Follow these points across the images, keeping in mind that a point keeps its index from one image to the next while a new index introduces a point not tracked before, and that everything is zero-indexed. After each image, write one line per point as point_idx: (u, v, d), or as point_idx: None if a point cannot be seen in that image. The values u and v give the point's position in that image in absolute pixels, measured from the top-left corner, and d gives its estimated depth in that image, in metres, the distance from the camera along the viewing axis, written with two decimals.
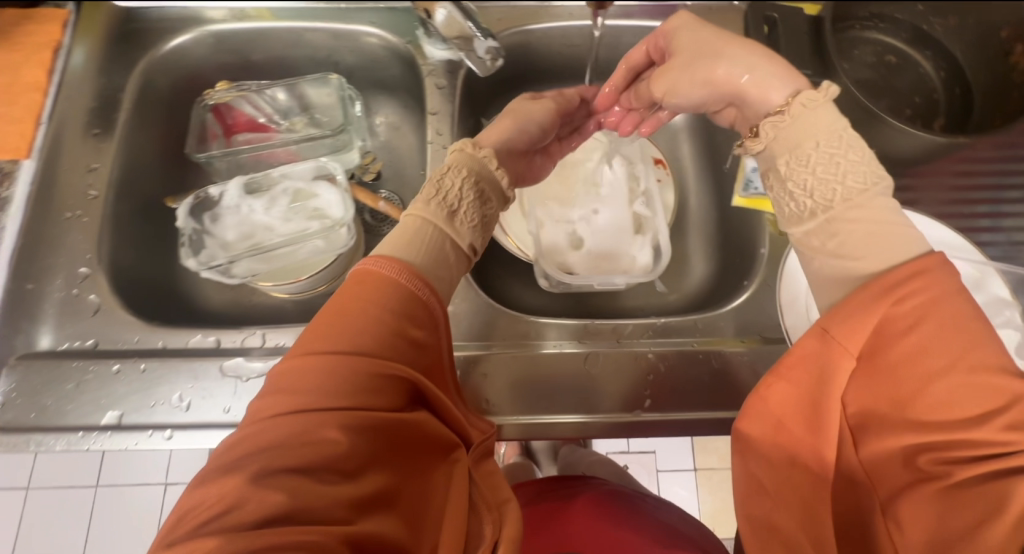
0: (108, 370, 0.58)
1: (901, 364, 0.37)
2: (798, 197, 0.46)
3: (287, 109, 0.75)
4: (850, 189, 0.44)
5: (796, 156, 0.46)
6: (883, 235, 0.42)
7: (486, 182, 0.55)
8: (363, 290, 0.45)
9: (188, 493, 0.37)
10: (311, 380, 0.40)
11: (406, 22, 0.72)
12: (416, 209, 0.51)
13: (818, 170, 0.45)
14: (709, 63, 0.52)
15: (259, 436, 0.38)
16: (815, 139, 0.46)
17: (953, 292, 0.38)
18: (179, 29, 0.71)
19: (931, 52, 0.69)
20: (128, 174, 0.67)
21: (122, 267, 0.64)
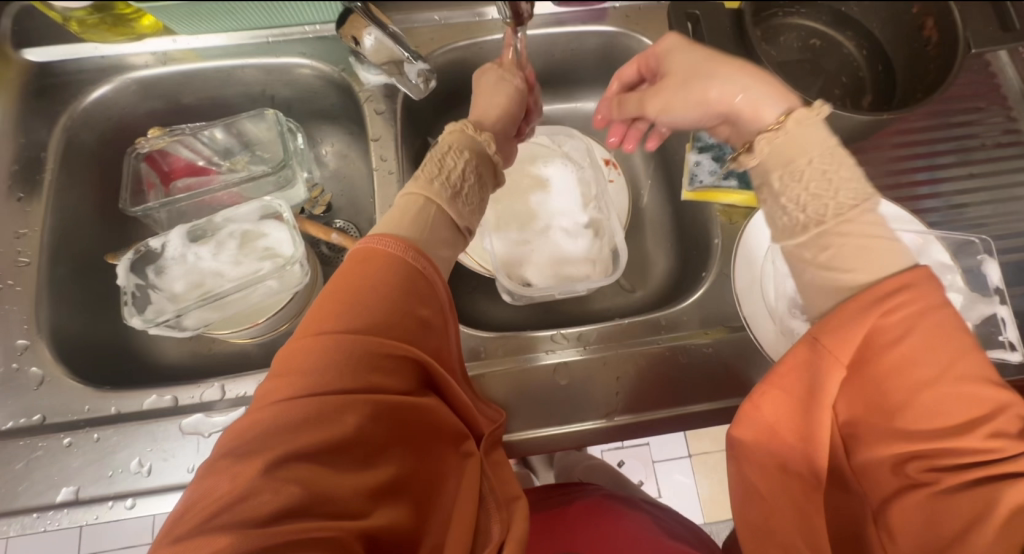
0: (58, 445, 0.55)
1: (890, 374, 0.37)
2: (792, 211, 0.46)
3: (227, 149, 0.73)
4: (842, 204, 0.44)
5: (791, 171, 0.46)
6: (874, 246, 0.42)
7: (483, 164, 0.55)
8: (370, 264, 0.44)
9: (190, 486, 0.35)
10: (321, 361, 0.39)
11: (338, 49, 0.70)
12: (419, 187, 0.50)
13: (812, 185, 0.45)
14: (703, 84, 0.52)
15: (269, 421, 0.37)
16: (808, 155, 0.46)
17: (937, 305, 0.38)
18: (100, 79, 0.69)
19: (851, 32, 0.71)
20: (62, 235, 0.64)
21: (66, 333, 0.61)
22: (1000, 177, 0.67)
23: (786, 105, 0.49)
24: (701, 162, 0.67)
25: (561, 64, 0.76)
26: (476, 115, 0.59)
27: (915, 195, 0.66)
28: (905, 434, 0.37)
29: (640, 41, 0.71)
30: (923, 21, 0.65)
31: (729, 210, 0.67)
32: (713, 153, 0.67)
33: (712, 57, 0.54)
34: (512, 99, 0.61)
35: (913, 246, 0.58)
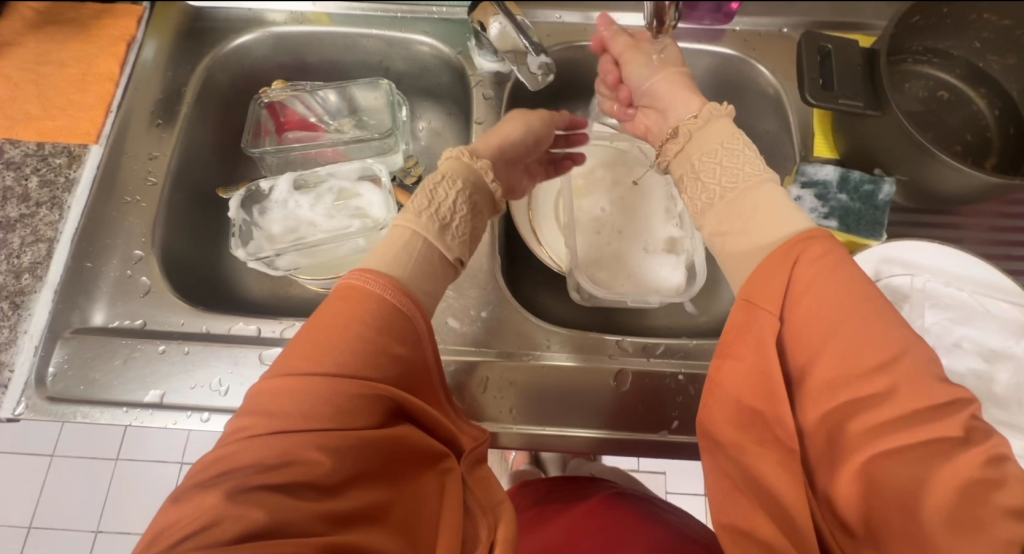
0: (154, 350, 0.60)
1: (807, 323, 0.40)
2: (709, 186, 0.52)
3: (337, 111, 0.78)
4: (749, 175, 0.50)
5: (706, 152, 0.53)
6: (771, 210, 0.47)
7: (479, 193, 0.58)
8: (346, 305, 0.47)
9: (164, 510, 0.39)
10: (290, 402, 0.42)
11: (458, 33, 0.74)
12: (406, 220, 0.54)
13: (724, 162, 0.52)
14: (662, 68, 0.62)
15: (238, 455, 0.41)
16: (719, 141, 0.54)
17: (841, 258, 0.42)
18: (243, 30, 0.75)
19: (985, 90, 0.67)
20: (185, 164, 0.70)
21: (173, 252, 0.67)
22: None
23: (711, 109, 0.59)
24: (803, 197, 0.62)
25: None
26: (482, 139, 0.62)
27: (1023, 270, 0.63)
28: (832, 386, 0.38)
29: (757, 69, 0.71)
30: None
31: None
32: (817, 190, 0.62)
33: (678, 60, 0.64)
34: (524, 128, 0.63)
35: (1016, 322, 0.55)
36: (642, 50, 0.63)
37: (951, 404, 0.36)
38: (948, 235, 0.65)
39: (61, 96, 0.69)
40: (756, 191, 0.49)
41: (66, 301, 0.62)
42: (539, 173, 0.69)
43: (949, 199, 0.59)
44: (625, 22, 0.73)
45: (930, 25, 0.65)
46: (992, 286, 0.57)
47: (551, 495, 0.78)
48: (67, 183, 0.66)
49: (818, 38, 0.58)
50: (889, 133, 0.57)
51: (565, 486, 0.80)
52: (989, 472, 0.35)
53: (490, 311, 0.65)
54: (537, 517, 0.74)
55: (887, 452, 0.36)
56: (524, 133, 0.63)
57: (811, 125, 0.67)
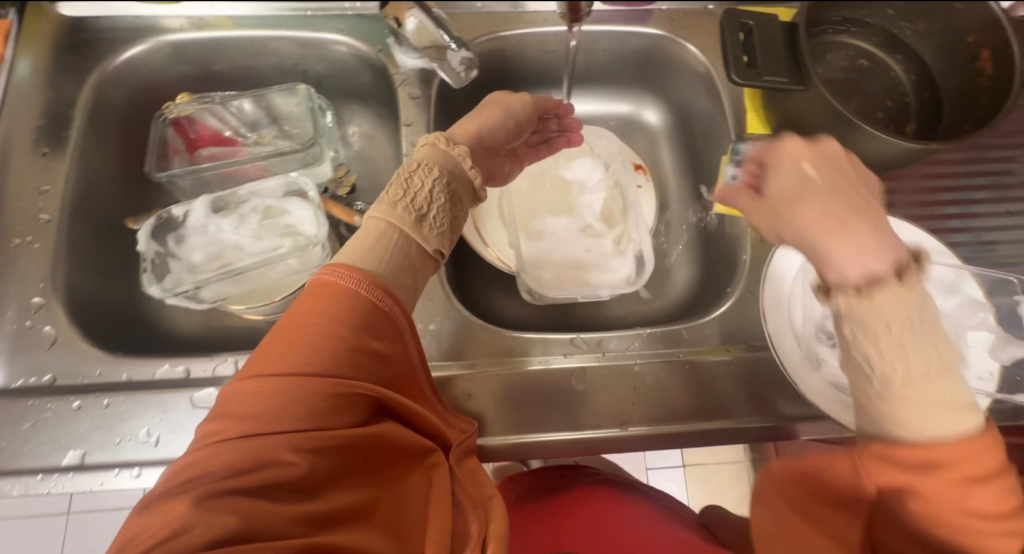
0: (68, 407, 0.54)
1: (928, 498, 0.37)
2: (859, 364, 0.40)
3: (254, 121, 0.72)
4: (913, 373, 0.38)
5: (863, 328, 0.39)
6: (936, 400, 0.38)
7: (456, 182, 0.56)
8: (317, 302, 0.45)
9: (130, 520, 0.37)
10: (261, 404, 0.40)
11: (376, 29, 0.69)
12: (381, 211, 0.51)
13: (886, 350, 0.38)
14: (783, 220, 0.46)
15: (209, 460, 0.39)
16: (887, 321, 0.38)
17: (976, 437, 0.38)
18: (134, 40, 0.67)
19: (900, 57, 0.69)
20: (83, 195, 0.63)
21: (80, 294, 0.61)
22: None
23: (901, 249, 0.40)
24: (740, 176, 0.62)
25: (597, 63, 0.75)
26: (461, 123, 0.59)
27: (948, 228, 0.66)
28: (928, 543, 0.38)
29: (684, 47, 0.70)
30: (977, 51, 0.63)
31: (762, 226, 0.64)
32: None
33: (833, 191, 0.44)
34: (502, 115, 0.61)
35: (944, 280, 0.58)
36: (780, 164, 0.47)
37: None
38: (878, 200, 0.67)
39: None
40: (949, 381, 0.38)
41: None
42: (528, 157, 0.67)
43: (876, 166, 0.60)
44: (550, 8, 0.70)
45: None
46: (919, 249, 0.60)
47: (536, 486, 0.76)
48: None
49: (739, 14, 0.58)
50: (815, 106, 0.58)
51: (551, 474, 0.77)
52: None
53: (438, 322, 0.62)
54: (524, 511, 0.72)
55: None
56: (501, 119, 0.60)
57: (743, 102, 0.67)
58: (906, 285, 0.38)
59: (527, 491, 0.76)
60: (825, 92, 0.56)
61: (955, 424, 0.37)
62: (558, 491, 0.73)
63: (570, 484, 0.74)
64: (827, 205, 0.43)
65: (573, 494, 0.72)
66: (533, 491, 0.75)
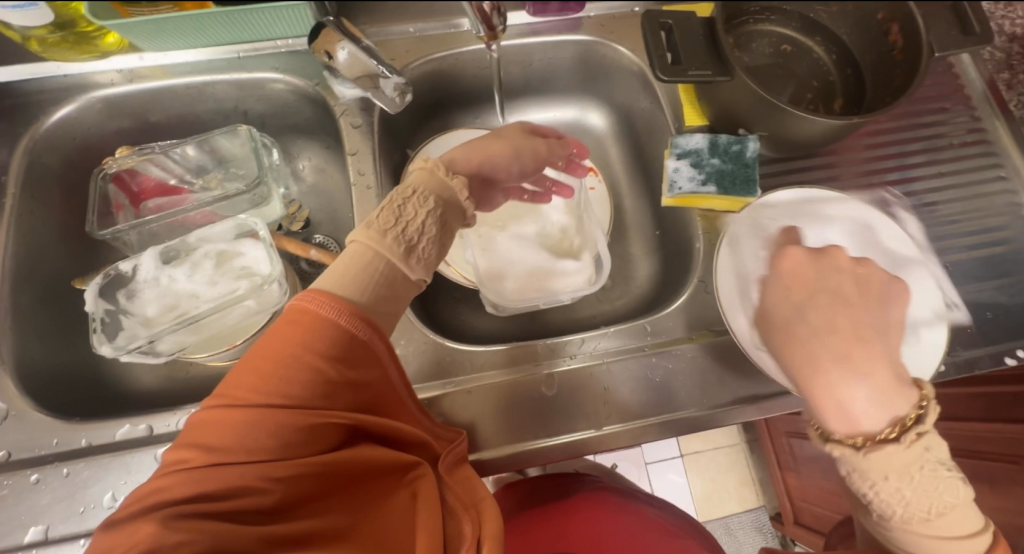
0: (26, 481, 0.53)
1: None
2: (893, 506, 0.39)
3: (200, 166, 0.72)
4: (945, 506, 0.38)
5: (898, 479, 0.38)
6: (957, 530, 0.39)
7: (449, 211, 0.52)
8: (297, 329, 0.43)
9: (92, 541, 0.35)
10: (236, 432, 0.39)
11: (311, 63, 0.69)
12: (368, 237, 0.47)
13: (919, 493, 0.38)
14: (797, 354, 0.43)
15: (179, 486, 0.37)
16: (918, 466, 0.38)
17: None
18: (63, 99, 0.66)
19: (820, 38, 0.72)
20: (25, 262, 0.62)
21: (32, 363, 0.59)
22: (966, 176, 0.69)
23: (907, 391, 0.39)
24: (680, 169, 0.64)
25: (535, 73, 0.77)
26: (460, 152, 0.56)
27: (889, 194, 0.68)
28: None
29: (616, 50, 0.72)
30: (887, 27, 0.65)
31: (709, 215, 0.66)
32: (692, 158, 0.65)
33: (825, 315, 0.42)
34: (511, 152, 0.58)
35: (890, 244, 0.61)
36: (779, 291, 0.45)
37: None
38: (820, 174, 0.69)
39: None
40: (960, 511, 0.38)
41: None
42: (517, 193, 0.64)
43: (805, 144, 0.62)
44: None
45: None
46: (863, 216, 0.62)
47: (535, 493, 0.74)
48: None
49: (658, 14, 0.60)
50: (742, 93, 0.59)
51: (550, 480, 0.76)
52: None
53: (404, 345, 0.61)
54: (519, 521, 0.70)
55: None
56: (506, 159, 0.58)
57: (678, 98, 0.69)
58: (907, 445, 0.37)
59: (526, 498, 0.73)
60: (747, 80, 0.58)
61: (963, 550, 0.39)
62: (557, 499, 0.72)
63: (568, 491, 0.73)
64: (831, 342, 0.41)
65: (572, 502, 0.71)
66: (531, 497, 0.73)
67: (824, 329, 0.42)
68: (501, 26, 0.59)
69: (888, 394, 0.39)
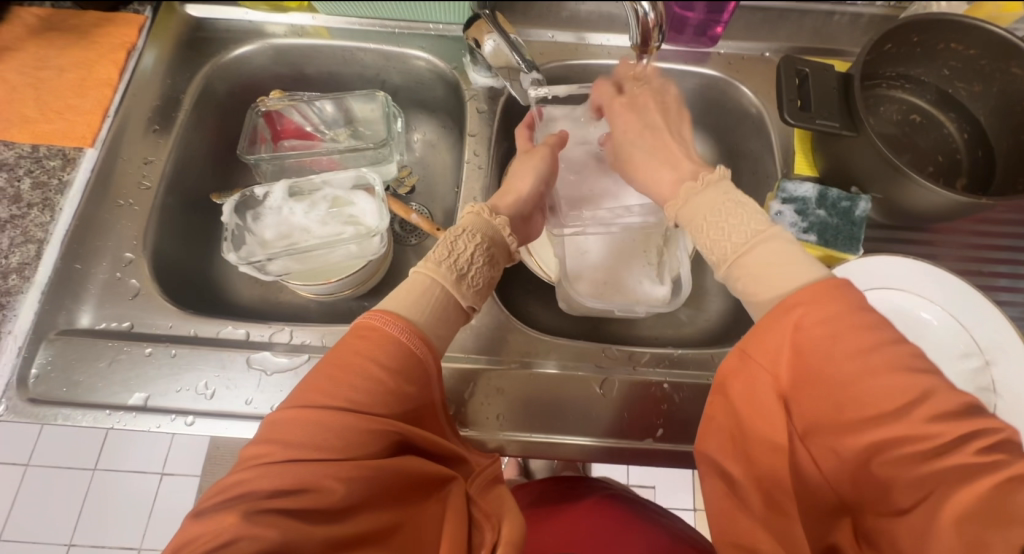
0: (141, 352, 0.60)
1: (824, 375, 0.40)
2: (707, 252, 0.51)
3: (333, 121, 0.79)
4: (737, 243, 0.48)
5: (695, 224, 0.52)
6: (780, 269, 0.46)
7: (496, 248, 0.57)
8: (365, 345, 0.47)
9: (183, 527, 0.40)
10: (304, 434, 0.43)
11: (455, 49, 0.76)
12: (426, 268, 0.53)
13: (710, 232, 0.50)
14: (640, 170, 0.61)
15: (255, 482, 0.41)
16: (707, 212, 0.51)
17: (843, 302, 0.41)
18: (242, 40, 0.76)
19: (954, 115, 0.71)
20: (180, 170, 0.71)
21: (164, 256, 0.68)
22: None
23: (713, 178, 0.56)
24: (784, 213, 0.65)
25: None
26: (500, 197, 0.61)
27: (993, 285, 0.66)
28: (840, 434, 0.39)
29: (740, 90, 0.74)
30: None
31: None
32: (797, 205, 0.65)
33: (651, 141, 0.61)
34: (532, 184, 0.62)
35: (989, 334, 0.58)
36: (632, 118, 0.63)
37: (975, 431, 0.37)
38: (923, 250, 0.67)
39: (59, 100, 0.69)
40: (773, 245, 0.47)
41: (53, 303, 0.62)
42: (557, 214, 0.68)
43: (924, 217, 0.61)
44: (614, 43, 0.76)
45: (901, 54, 0.68)
46: (963, 300, 0.60)
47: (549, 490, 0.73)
48: (60, 185, 0.66)
49: (796, 62, 0.61)
50: (865, 153, 0.60)
51: (562, 483, 0.74)
52: (987, 457, 0.36)
53: (478, 317, 0.65)
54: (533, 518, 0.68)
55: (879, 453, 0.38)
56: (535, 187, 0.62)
57: (792, 144, 0.70)
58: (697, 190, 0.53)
59: (541, 497, 0.71)
60: (876, 140, 0.57)
61: (787, 279, 0.45)
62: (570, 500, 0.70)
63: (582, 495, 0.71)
64: (658, 156, 0.60)
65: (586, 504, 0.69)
66: (547, 496, 0.71)
67: (647, 131, 0.61)
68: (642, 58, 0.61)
69: (671, 166, 0.59)
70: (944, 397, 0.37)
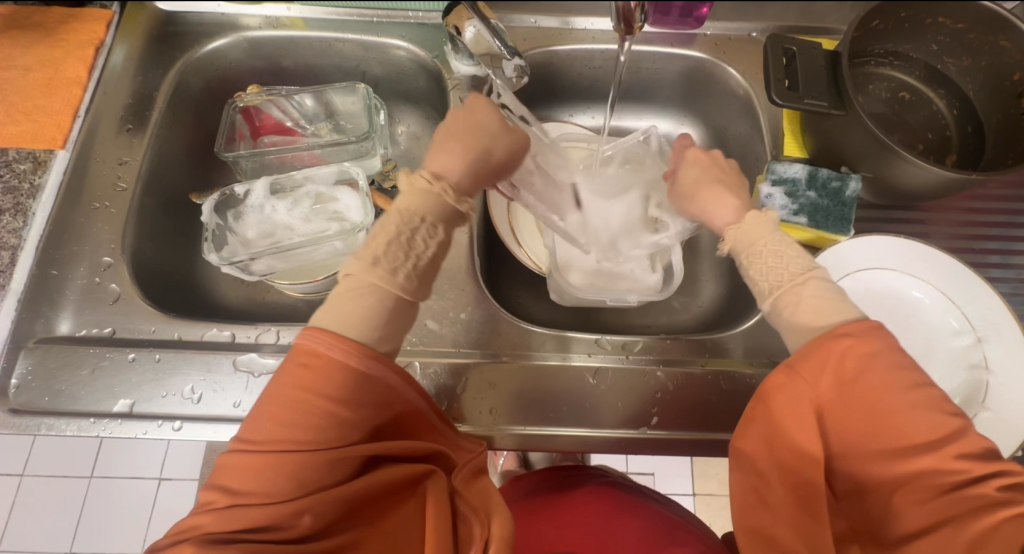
0: (124, 359, 0.58)
1: (867, 400, 0.41)
2: (757, 281, 0.50)
3: (313, 115, 0.77)
4: (792, 272, 0.48)
5: (751, 253, 0.51)
6: (827, 300, 0.47)
7: (445, 222, 0.51)
8: (307, 375, 0.43)
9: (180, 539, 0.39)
10: (263, 476, 0.41)
11: (435, 37, 0.74)
12: (363, 271, 0.46)
13: (769, 261, 0.50)
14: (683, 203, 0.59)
15: (222, 521, 0.40)
16: (764, 240, 0.51)
17: (890, 342, 0.43)
18: (216, 34, 0.74)
19: (943, 91, 0.70)
20: (157, 171, 0.69)
21: (144, 258, 0.66)
22: None
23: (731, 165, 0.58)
24: (773, 195, 0.64)
25: (639, 82, 0.78)
26: (435, 161, 0.54)
27: (984, 262, 0.66)
28: (875, 456, 0.41)
29: (727, 71, 0.73)
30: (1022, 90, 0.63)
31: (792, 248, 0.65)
32: (787, 187, 0.64)
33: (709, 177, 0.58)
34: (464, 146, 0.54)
35: (982, 313, 0.58)
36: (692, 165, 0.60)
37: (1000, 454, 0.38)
38: (914, 229, 0.67)
39: (27, 101, 0.67)
40: (824, 281, 0.48)
41: (30, 310, 0.60)
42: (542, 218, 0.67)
43: (914, 195, 0.61)
44: (598, 27, 0.74)
45: (889, 30, 0.66)
46: (956, 278, 0.59)
47: (547, 480, 0.73)
48: (32, 189, 0.64)
49: (784, 39, 0.60)
50: (858, 132, 0.58)
51: (559, 471, 0.74)
52: (1006, 494, 0.38)
53: (469, 311, 0.64)
54: (531, 506, 0.68)
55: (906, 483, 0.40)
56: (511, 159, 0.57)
57: (780, 125, 0.70)
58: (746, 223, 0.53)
59: (537, 489, 0.71)
60: (866, 119, 0.56)
61: (836, 311, 0.46)
62: (566, 489, 0.70)
63: (578, 484, 0.71)
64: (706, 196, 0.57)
65: (583, 492, 0.69)
66: (540, 488, 0.71)
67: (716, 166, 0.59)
68: (625, 50, 0.60)
69: (735, 194, 0.57)
70: (970, 439, 0.40)
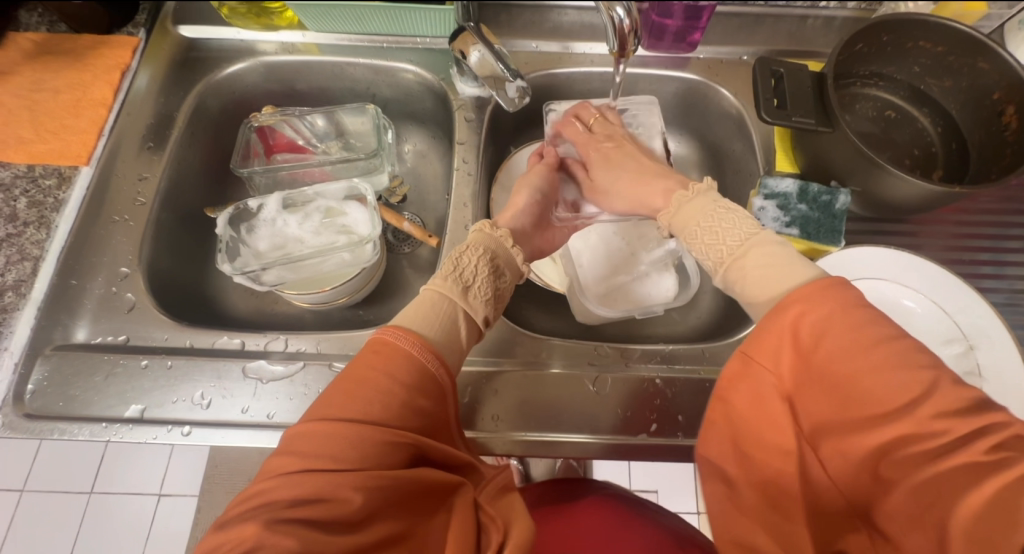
0: (136, 365, 0.60)
1: (824, 373, 0.42)
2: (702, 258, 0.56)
3: (324, 134, 0.81)
4: (729, 247, 0.53)
5: (688, 234, 0.58)
6: (777, 266, 0.49)
7: (500, 259, 0.59)
8: (377, 359, 0.48)
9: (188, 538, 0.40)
10: (324, 446, 0.43)
11: (441, 61, 0.78)
12: (434, 285, 0.55)
13: (704, 240, 0.56)
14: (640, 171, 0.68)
15: (274, 492, 0.41)
16: (697, 221, 0.57)
17: (848, 304, 0.43)
18: (235, 59, 0.78)
19: (927, 109, 0.73)
20: (175, 186, 0.73)
21: (159, 269, 0.68)
22: None
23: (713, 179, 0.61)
24: (765, 208, 0.66)
25: None
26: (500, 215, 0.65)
27: (977, 273, 0.67)
28: (848, 429, 0.41)
29: (720, 92, 0.76)
30: (1002, 108, 0.66)
31: None
32: (779, 201, 0.66)
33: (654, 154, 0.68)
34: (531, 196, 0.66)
35: (976, 322, 0.59)
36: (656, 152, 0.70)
37: (986, 428, 0.38)
38: (906, 242, 0.69)
39: (55, 121, 0.71)
40: (765, 247, 0.52)
41: (49, 319, 0.62)
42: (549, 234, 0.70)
43: (900, 207, 0.62)
44: (596, 51, 0.78)
45: (872, 53, 0.70)
46: (950, 288, 0.61)
47: (549, 491, 0.73)
48: (56, 203, 0.67)
49: (772, 62, 0.63)
50: (844, 148, 0.61)
51: (560, 483, 0.74)
52: (996, 453, 0.37)
53: None
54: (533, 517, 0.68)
55: (888, 452, 0.40)
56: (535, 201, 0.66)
57: (772, 143, 0.72)
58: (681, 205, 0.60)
59: (539, 500, 0.72)
60: (852, 135, 0.59)
61: (784, 274, 0.49)
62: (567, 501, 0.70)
63: (579, 495, 0.71)
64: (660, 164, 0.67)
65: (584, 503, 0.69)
66: (542, 499, 0.72)
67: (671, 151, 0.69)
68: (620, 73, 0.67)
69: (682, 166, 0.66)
70: (946, 392, 0.39)
